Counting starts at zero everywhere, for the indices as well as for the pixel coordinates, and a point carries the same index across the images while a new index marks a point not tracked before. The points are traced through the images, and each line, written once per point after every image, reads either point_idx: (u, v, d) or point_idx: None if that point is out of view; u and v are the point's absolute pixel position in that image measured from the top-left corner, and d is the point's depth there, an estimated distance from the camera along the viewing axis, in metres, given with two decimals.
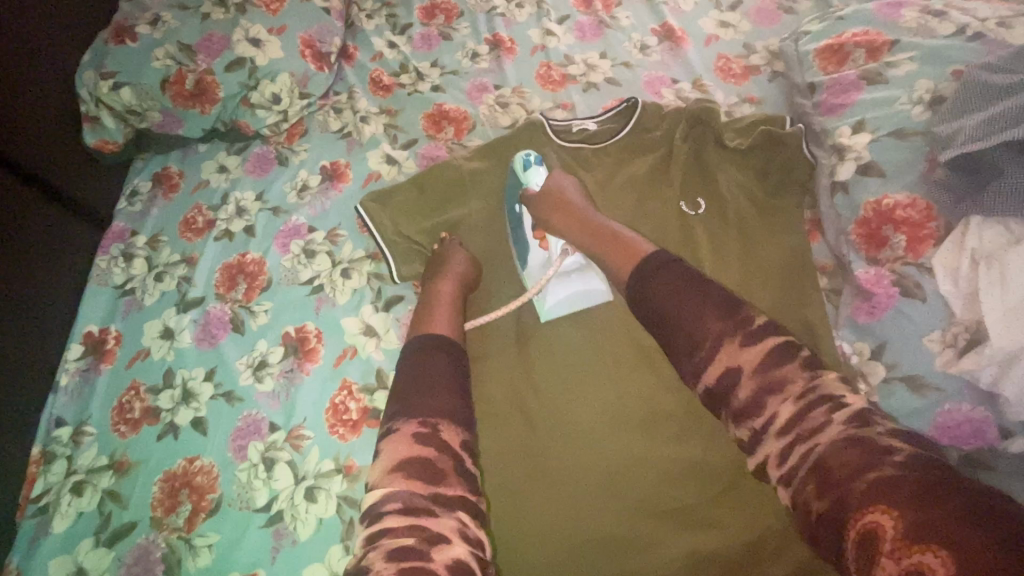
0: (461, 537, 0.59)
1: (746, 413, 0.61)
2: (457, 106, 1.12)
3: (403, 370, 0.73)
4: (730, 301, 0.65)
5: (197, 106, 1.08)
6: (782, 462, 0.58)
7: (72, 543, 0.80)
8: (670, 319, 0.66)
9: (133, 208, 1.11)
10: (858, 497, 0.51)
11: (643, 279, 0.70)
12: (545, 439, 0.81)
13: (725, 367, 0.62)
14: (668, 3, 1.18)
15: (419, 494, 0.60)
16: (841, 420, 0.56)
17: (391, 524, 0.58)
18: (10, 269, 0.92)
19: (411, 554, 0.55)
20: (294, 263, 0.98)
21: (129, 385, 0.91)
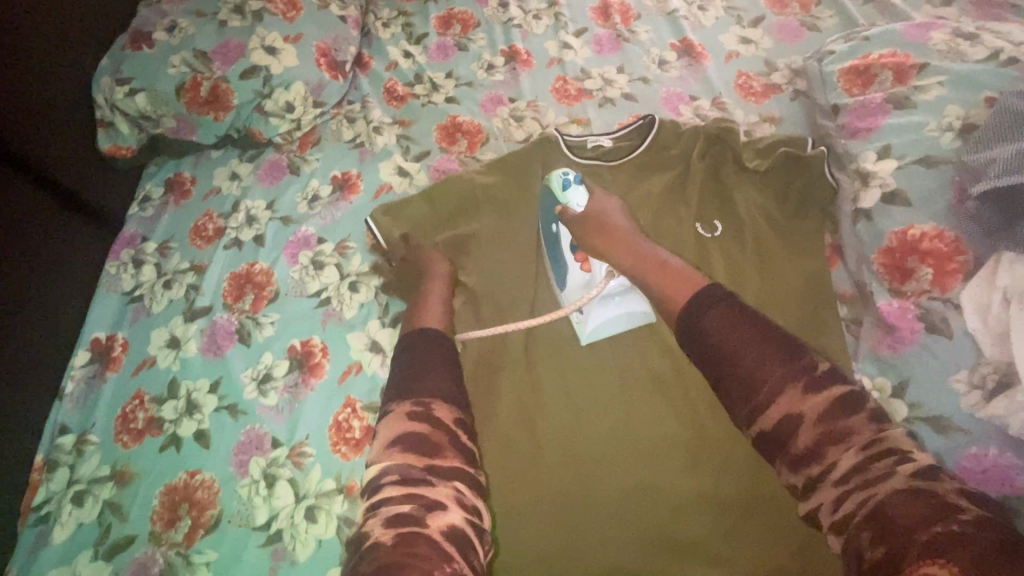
0: (457, 504, 0.63)
1: (803, 459, 0.61)
2: (472, 119, 1.11)
3: (400, 357, 0.77)
4: (789, 345, 0.65)
5: (211, 113, 1.08)
6: (837, 509, 0.59)
7: (70, 555, 0.79)
8: (731, 361, 0.65)
9: (145, 213, 1.11)
10: (919, 549, 0.51)
11: (696, 314, 0.68)
12: (552, 466, 0.79)
13: (785, 413, 0.62)
14: (688, 18, 1.17)
15: (416, 466, 0.64)
16: (906, 475, 0.56)
17: (391, 494, 0.61)
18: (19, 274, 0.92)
19: (409, 521, 0.58)
20: (302, 274, 0.97)
21: (134, 394, 0.90)
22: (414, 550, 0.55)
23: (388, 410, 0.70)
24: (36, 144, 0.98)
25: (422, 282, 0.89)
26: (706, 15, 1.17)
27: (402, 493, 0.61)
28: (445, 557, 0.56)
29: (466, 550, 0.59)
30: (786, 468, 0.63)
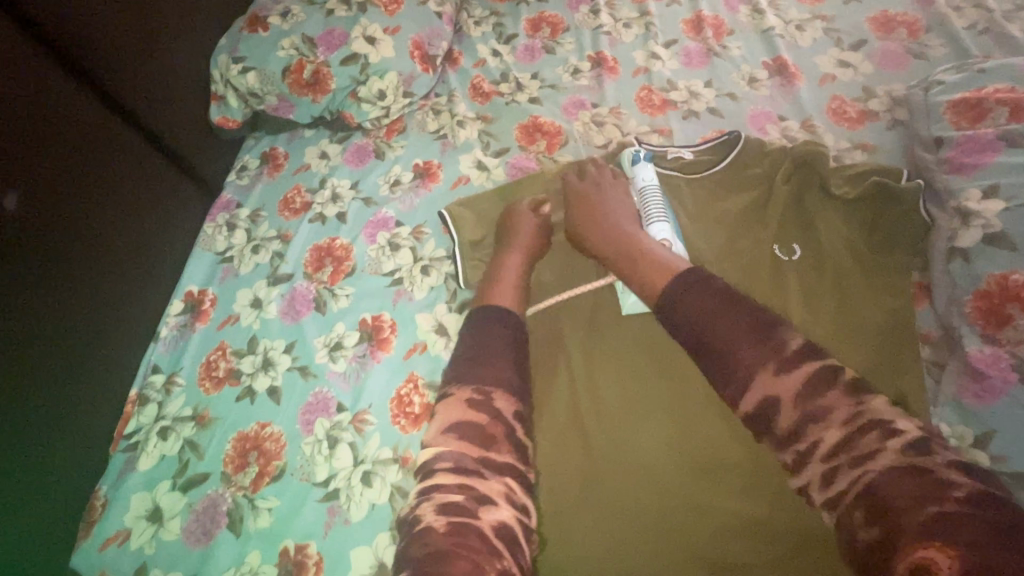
0: (507, 501, 0.66)
1: (788, 440, 0.63)
2: (553, 120, 1.13)
3: (467, 337, 0.78)
4: (764, 325, 0.67)
5: (310, 94, 1.15)
6: (828, 487, 0.61)
7: (152, 482, 0.87)
8: (709, 345, 0.68)
9: (242, 181, 1.19)
10: (916, 529, 0.53)
11: (676, 299, 0.73)
12: (597, 469, 0.79)
13: (763, 395, 0.64)
14: (784, 37, 1.15)
15: (471, 456, 0.66)
16: (895, 450, 0.58)
17: (444, 480, 0.64)
18: (139, 229, 1.02)
19: (461, 510, 0.62)
20: (379, 253, 1.02)
21: (217, 346, 0.98)
22: (467, 541, 0.59)
23: (446, 390, 0.73)
24: (165, 114, 1.08)
25: (491, 283, 0.88)
26: (803, 36, 1.14)
27: (454, 482, 0.64)
28: (495, 552, 0.60)
29: (515, 543, 0.63)
30: (773, 446, 0.65)
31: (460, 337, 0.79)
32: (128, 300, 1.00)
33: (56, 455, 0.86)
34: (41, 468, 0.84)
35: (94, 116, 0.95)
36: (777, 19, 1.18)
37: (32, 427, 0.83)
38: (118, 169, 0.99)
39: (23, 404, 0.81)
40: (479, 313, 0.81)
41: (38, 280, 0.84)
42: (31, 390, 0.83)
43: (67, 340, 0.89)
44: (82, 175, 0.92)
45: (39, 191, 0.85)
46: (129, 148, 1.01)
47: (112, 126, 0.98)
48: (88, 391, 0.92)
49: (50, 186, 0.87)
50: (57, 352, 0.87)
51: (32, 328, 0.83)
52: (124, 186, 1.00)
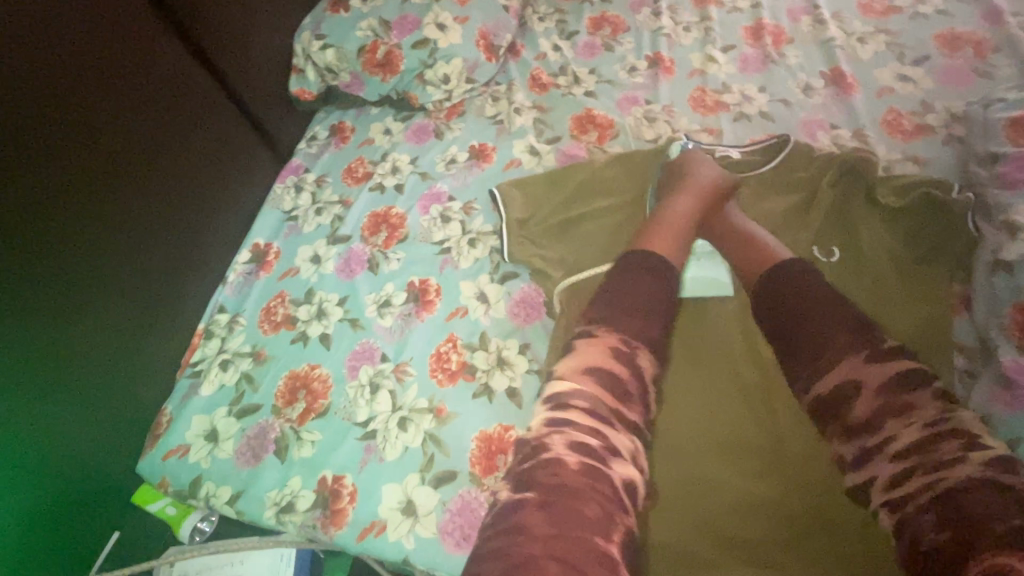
0: (634, 459, 0.63)
1: (860, 429, 0.66)
2: (606, 114, 1.18)
3: (622, 279, 0.76)
4: (862, 321, 0.71)
5: (381, 74, 1.24)
6: (894, 485, 0.61)
7: (211, 407, 0.96)
8: (803, 324, 0.72)
9: (311, 149, 1.29)
10: (993, 538, 0.53)
11: (775, 283, 0.78)
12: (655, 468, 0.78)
13: (845, 378, 0.67)
14: (844, 49, 1.16)
15: (607, 404, 0.64)
16: (979, 461, 0.58)
17: (579, 418, 0.62)
18: (221, 187, 1.13)
19: (594, 455, 0.60)
20: (431, 224, 1.09)
21: (277, 293, 1.07)
22: (601, 486, 0.58)
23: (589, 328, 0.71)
24: (255, 88, 1.20)
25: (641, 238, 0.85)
26: (864, 48, 1.15)
27: (589, 424, 0.62)
28: (623, 506, 0.59)
29: (634, 503, 0.61)
30: (840, 436, 0.67)
31: (613, 278, 0.77)
32: (202, 242, 1.10)
33: (132, 371, 0.97)
34: (119, 380, 0.95)
35: (187, 72, 1.04)
36: (839, 31, 1.19)
37: (112, 342, 0.93)
38: (210, 133, 1.10)
39: (104, 320, 0.91)
40: (639, 257, 0.79)
41: (127, 214, 0.94)
42: (112, 308, 0.93)
43: (146, 270, 0.98)
44: (171, 122, 1.01)
45: (143, 143, 0.96)
46: (222, 115, 1.13)
47: (201, 81, 1.08)
48: (162, 319, 1.02)
49: (153, 140, 0.98)
50: (136, 278, 0.97)
51: (116, 254, 0.93)
52: (213, 148, 1.11)
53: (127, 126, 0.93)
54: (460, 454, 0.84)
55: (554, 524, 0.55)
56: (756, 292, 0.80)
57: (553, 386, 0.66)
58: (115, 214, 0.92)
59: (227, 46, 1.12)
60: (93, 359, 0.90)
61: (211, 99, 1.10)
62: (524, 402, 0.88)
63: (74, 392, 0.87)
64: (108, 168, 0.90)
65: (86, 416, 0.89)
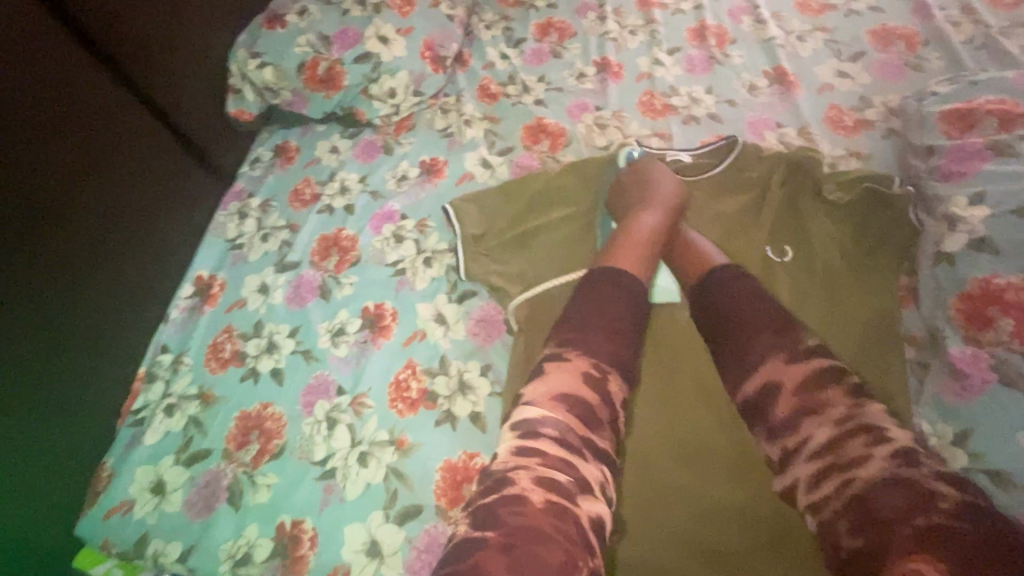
0: (603, 492, 0.61)
1: (781, 431, 0.66)
2: (557, 122, 1.16)
3: (588, 298, 0.74)
4: (783, 322, 0.71)
5: (324, 90, 1.19)
6: (813, 489, 0.62)
7: (157, 456, 0.90)
8: (728, 328, 0.73)
9: (254, 172, 1.23)
10: (902, 540, 0.53)
11: (707, 289, 0.79)
12: (634, 484, 0.76)
13: (766, 380, 0.68)
14: (785, 47, 1.18)
15: (576, 433, 0.62)
16: (883, 457, 0.59)
17: (547, 449, 0.60)
18: (162, 221, 1.08)
19: (561, 490, 0.58)
20: (384, 245, 1.06)
21: (224, 328, 1.01)
22: (566, 527, 0.55)
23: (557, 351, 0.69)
24: (192, 116, 1.15)
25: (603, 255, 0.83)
26: (804, 46, 1.17)
27: (558, 455, 0.60)
28: (590, 548, 0.56)
29: (601, 544, 0.59)
30: (764, 438, 0.68)
31: (576, 298, 0.74)
32: (141, 280, 1.04)
33: (70, 425, 0.90)
34: (55, 437, 0.88)
35: (111, 101, 0.98)
36: (779, 30, 1.21)
37: (44, 399, 0.86)
38: (150, 169, 1.05)
39: (41, 378, 0.85)
40: (602, 274, 0.77)
41: (61, 265, 0.89)
42: (48, 363, 0.86)
43: (76, 316, 0.91)
44: (96, 157, 0.94)
45: (77, 190, 0.91)
46: (162, 149, 1.08)
47: (128, 110, 1.01)
48: (101, 366, 0.95)
49: (87, 184, 0.93)
50: (67, 326, 0.90)
51: (41, 303, 0.86)
52: (154, 185, 1.06)
53: (45, 165, 0.86)
54: (424, 487, 0.81)
55: (515, 571, 0.51)
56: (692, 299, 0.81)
57: (524, 411, 0.64)
58: (48, 266, 0.87)
59: (162, 79, 1.07)
60: (31, 421, 0.84)
61: (141, 129, 1.04)
62: (488, 425, 0.85)
63: (17, 459, 0.82)
64: (38, 220, 0.85)
65: (20, 482, 0.82)
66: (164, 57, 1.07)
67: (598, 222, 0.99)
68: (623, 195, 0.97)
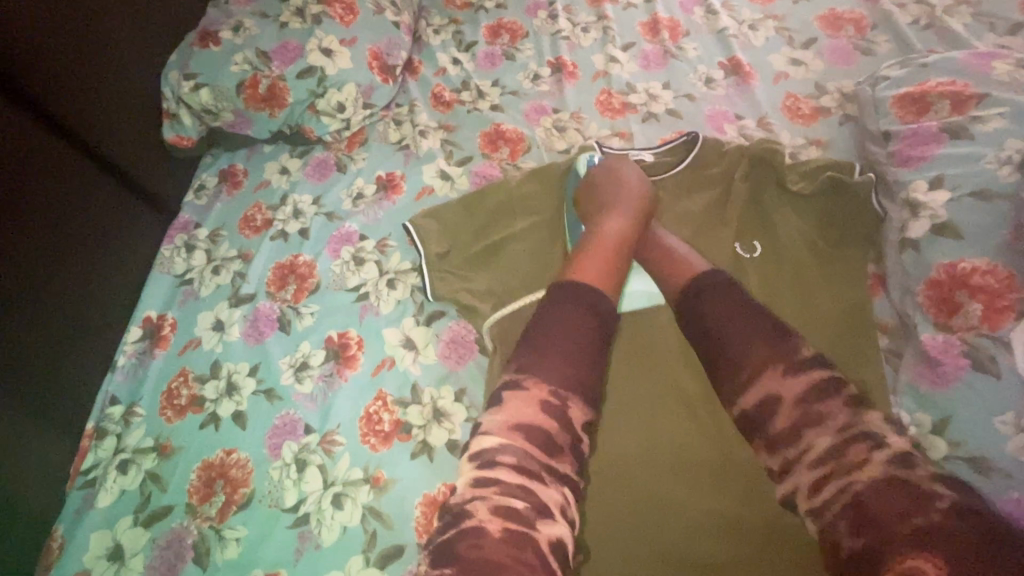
0: (563, 514, 0.60)
1: (781, 442, 0.63)
2: (515, 127, 1.13)
3: (545, 315, 0.70)
4: (779, 331, 0.67)
5: (267, 109, 1.12)
6: (813, 495, 0.60)
7: (114, 519, 0.84)
8: (720, 338, 0.69)
9: (200, 201, 1.16)
10: (902, 540, 0.53)
11: (692, 294, 0.74)
12: (596, 549, 0.71)
13: (764, 394, 0.65)
14: (738, 37, 1.17)
15: (535, 460, 0.61)
16: (882, 461, 0.57)
17: (503, 477, 0.59)
18: (104, 264, 1.00)
19: (519, 518, 0.57)
20: (344, 269, 1.01)
21: (179, 372, 0.95)
22: (523, 555, 0.54)
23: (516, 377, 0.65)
24: (130, 148, 1.07)
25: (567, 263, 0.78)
26: (756, 35, 1.17)
27: (516, 482, 0.59)
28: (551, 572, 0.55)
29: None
30: (764, 449, 0.65)
31: (538, 312, 0.71)
32: (79, 330, 0.95)
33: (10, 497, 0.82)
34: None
35: (20, 133, 0.88)
36: (730, 20, 1.20)
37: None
38: (87, 210, 0.98)
39: None
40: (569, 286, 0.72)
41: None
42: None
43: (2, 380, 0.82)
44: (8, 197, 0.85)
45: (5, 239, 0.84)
46: (99, 187, 1.01)
47: (44, 143, 0.92)
48: (38, 430, 0.87)
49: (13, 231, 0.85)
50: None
51: None
52: (93, 226, 0.99)
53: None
54: (404, 525, 0.77)
55: None
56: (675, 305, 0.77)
57: (483, 439, 0.62)
58: None
59: (93, 112, 1.00)
60: None
61: (61, 162, 0.94)
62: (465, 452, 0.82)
63: None
64: None
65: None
66: (93, 88, 1.00)
67: (566, 229, 0.96)
68: (589, 197, 0.91)
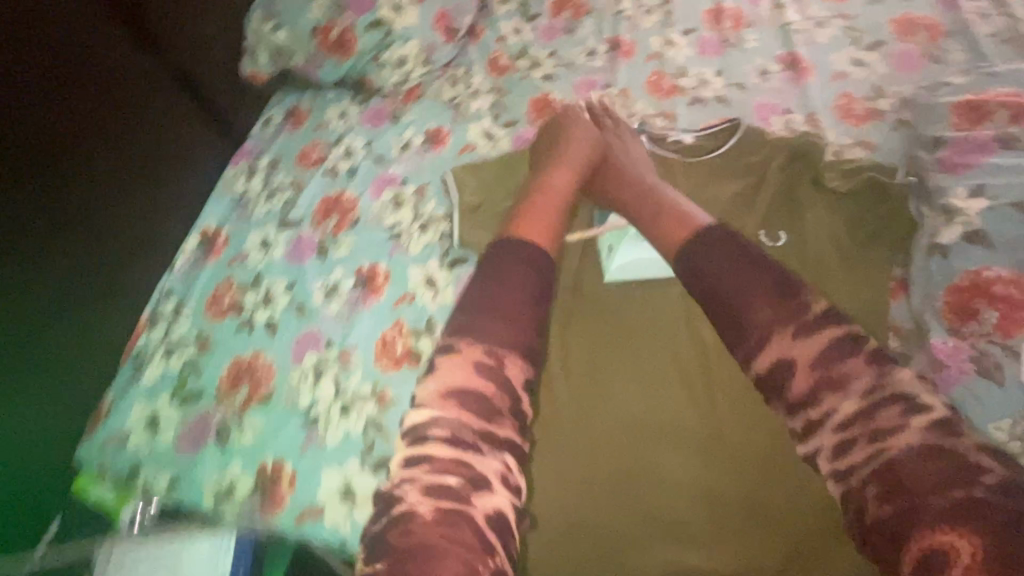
0: (502, 484, 0.65)
1: (798, 405, 0.64)
2: (563, 98, 1.16)
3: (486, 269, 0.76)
4: (786, 291, 0.69)
5: (337, 54, 1.21)
6: (838, 457, 0.61)
7: (154, 394, 0.94)
8: (726, 299, 0.70)
9: (264, 133, 1.25)
10: (935, 512, 0.54)
11: (695, 254, 0.76)
12: (553, 488, 0.76)
13: (777, 355, 0.66)
14: (802, 33, 1.15)
15: (470, 432, 0.65)
16: (921, 428, 0.58)
17: (437, 452, 0.64)
18: (174, 171, 1.12)
19: (453, 495, 0.62)
20: (382, 208, 1.08)
21: (225, 279, 1.05)
22: (455, 534, 0.59)
23: (452, 341, 0.70)
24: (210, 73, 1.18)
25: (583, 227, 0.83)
26: (822, 32, 1.15)
27: (450, 457, 0.63)
28: (489, 548, 0.60)
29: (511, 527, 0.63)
30: (783, 411, 0.66)
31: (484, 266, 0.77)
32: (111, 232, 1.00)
33: (58, 366, 0.92)
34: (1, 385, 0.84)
35: (111, 40, 0.99)
36: (797, 15, 1.18)
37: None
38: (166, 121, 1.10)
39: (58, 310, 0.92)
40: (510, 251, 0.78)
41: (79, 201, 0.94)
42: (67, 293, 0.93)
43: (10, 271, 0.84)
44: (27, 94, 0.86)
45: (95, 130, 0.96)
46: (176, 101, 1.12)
47: (74, 47, 0.93)
48: (89, 309, 0.97)
49: (101, 126, 0.97)
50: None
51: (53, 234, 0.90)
52: (169, 135, 1.10)
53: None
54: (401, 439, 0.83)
55: None
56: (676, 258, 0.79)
57: (415, 415, 0.67)
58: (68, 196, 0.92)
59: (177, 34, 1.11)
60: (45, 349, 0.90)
61: (135, 76, 1.04)
62: None
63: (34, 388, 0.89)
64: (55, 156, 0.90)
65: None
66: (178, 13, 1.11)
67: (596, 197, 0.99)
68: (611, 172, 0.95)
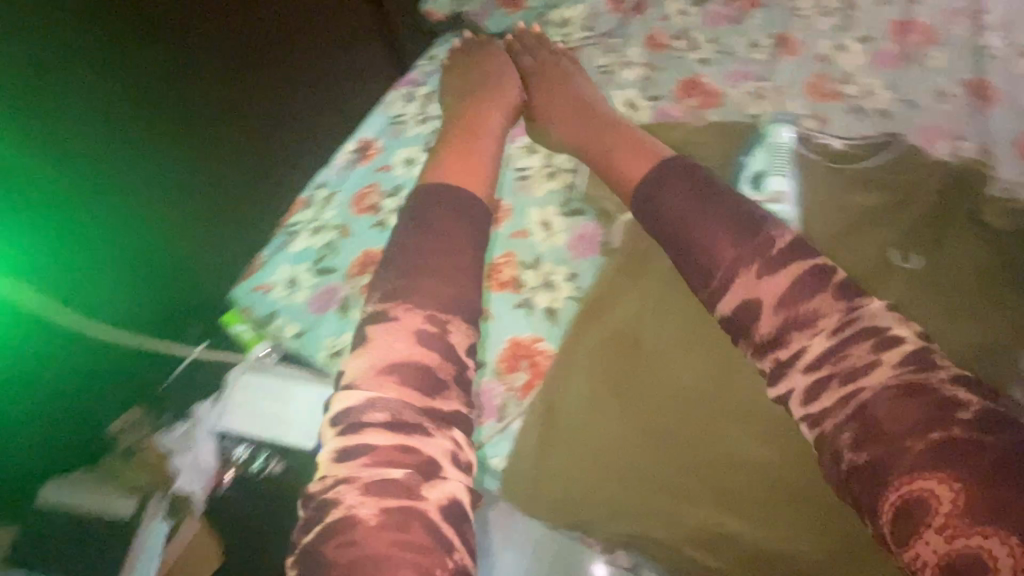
0: (450, 459, 0.69)
1: (769, 347, 0.69)
2: (715, 83, 1.17)
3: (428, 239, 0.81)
4: (741, 225, 0.73)
5: (508, 7, 1.34)
6: (815, 406, 0.66)
7: (297, 261, 1.11)
8: (690, 239, 0.75)
9: (429, 67, 1.37)
10: (915, 456, 0.58)
11: (653, 196, 0.81)
12: (576, 413, 0.84)
13: (741, 294, 0.70)
14: (999, 62, 1.06)
15: (407, 416, 0.69)
16: (893, 370, 0.63)
17: (377, 440, 0.67)
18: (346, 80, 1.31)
19: (403, 486, 0.65)
20: (517, 149, 1.14)
21: (371, 184, 1.19)
22: (408, 536, 0.62)
23: (384, 309, 0.75)
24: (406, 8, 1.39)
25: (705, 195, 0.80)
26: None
27: (390, 443, 0.67)
28: (449, 548, 0.63)
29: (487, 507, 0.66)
30: (754, 353, 0.71)
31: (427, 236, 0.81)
32: (260, 123, 1.18)
33: (221, 209, 1.15)
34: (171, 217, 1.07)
35: None
36: (998, 42, 1.09)
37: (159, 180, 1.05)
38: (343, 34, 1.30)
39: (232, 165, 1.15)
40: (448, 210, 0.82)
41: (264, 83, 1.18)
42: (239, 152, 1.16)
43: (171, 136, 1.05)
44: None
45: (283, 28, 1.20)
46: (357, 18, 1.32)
47: None
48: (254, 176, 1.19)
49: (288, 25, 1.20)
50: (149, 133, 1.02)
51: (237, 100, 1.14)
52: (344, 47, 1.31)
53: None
54: (490, 351, 0.91)
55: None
56: (637, 195, 0.84)
57: (350, 402, 0.70)
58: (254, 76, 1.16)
59: None
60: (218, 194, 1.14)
61: None
62: (559, 318, 0.93)
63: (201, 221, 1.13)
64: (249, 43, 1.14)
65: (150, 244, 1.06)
66: None
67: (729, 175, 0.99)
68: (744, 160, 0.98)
